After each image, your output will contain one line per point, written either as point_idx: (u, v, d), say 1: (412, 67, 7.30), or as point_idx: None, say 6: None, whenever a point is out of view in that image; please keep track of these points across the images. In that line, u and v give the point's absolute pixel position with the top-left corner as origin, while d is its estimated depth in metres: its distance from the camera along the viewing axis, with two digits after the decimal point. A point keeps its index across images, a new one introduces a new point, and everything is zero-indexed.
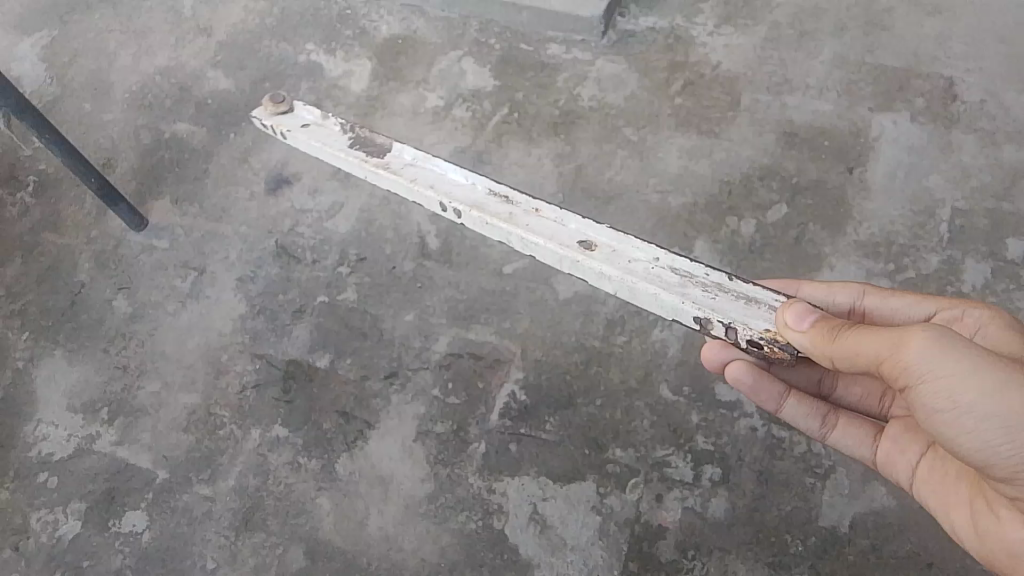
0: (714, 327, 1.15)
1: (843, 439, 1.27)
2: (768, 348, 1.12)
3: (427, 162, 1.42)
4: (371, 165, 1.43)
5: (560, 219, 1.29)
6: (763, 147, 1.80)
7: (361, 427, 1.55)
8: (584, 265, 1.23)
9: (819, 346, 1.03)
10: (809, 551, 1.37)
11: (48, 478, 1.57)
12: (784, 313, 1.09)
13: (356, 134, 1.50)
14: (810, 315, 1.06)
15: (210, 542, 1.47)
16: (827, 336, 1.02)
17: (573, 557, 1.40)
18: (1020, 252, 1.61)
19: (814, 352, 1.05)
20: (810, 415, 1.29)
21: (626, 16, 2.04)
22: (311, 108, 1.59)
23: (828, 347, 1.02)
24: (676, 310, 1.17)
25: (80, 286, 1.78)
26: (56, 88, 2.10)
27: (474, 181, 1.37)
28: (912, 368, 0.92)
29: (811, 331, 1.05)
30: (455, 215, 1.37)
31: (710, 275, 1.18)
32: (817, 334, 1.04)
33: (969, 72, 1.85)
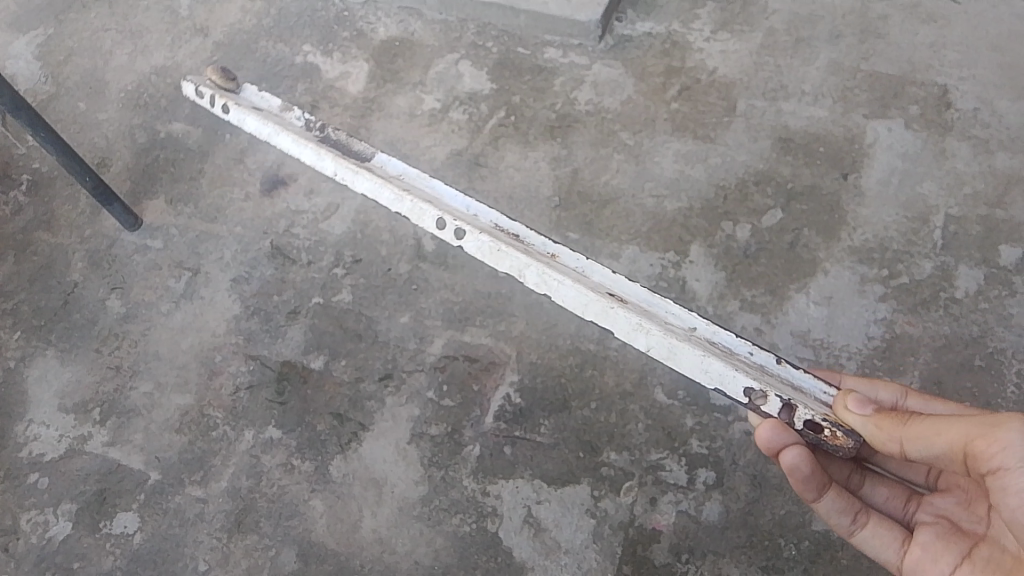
0: (767, 403, 1.17)
1: (871, 539, 1.17)
2: (829, 432, 1.15)
3: (424, 182, 1.54)
4: (345, 165, 1.58)
5: (582, 270, 1.35)
6: (759, 152, 1.80)
7: (355, 429, 1.55)
8: (618, 313, 1.25)
9: (887, 426, 1.03)
10: (803, 555, 1.38)
11: (39, 478, 1.55)
12: (841, 398, 1.12)
13: (333, 134, 1.68)
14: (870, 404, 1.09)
15: (202, 544, 1.47)
16: (897, 420, 1.02)
17: (567, 560, 1.40)
18: (1012, 258, 1.62)
19: (879, 435, 1.05)
20: (845, 510, 1.17)
21: (623, 21, 2.05)
22: (272, 97, 1.81)
23: (898, 429, 1.02)
24: (725, 377, 1.19)
25: (73, 285, 1.77)
26: (51, 87, 2.09)
27: (481, 214, 1.47)
28: (1008, 450, 0.89)
29: (874, 417, 1.06)
30: (460, 237, 1.42)
31: (755, 355, 1.26)
32: (882, 419, 1.05)
33: (962, 79, 1.86)
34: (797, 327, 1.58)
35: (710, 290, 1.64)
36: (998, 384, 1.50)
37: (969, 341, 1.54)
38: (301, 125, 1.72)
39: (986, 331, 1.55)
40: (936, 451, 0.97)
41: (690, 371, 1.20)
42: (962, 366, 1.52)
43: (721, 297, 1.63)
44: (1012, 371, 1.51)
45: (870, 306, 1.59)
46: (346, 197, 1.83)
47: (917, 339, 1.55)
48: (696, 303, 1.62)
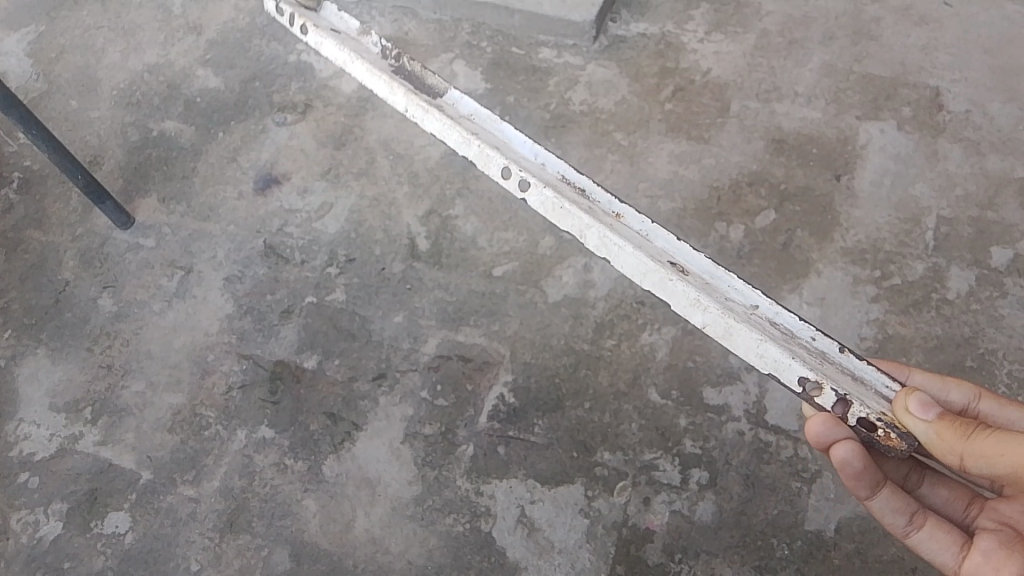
0: (821, 396, 1.00)
1: (929, 542, 1.06)
2: (881, 432, 0.99)
3: (493, 124, 1.29)
4: (415, 100, 1.35)
5: (646, 233, 1.14)
6: (752, 153, 1.81)
7: (348, 428, 1.54)
8: (674, 285, 1.06)
9: (949, 441, 0.93)
10: (795, 554, 1.38)
11: (29, 478, 1.55)
12: (903, 400, 0.97)
13: (400, 65, 1.42)
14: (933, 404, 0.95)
15: (194, 544, 1.46)
16: (960, 432, 0.93)
17: (560, 560, 1.40)
18: (1003, 260, 1.64)
19: (938, 447, 0.95)
20: (901, 508, 1.06)
21: (618, 21, 2.05)
22: (343, 18, 1.54)
23: (961, 444, 0.93)
24: (778, 364, 1.00)
25: (64, 284, 1.76)
26: (42, 84, 2.08)
27: (548, 162, 1.23)
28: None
29: (938, 423, 0.93)
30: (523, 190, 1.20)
31: (817, 339, 1.05)
32: (945, 430, 0.93)
33: (954, 81, 1.87)
34: None
35: None
36: (988, 384, 1.51)
37: (960, 342, 1.55)
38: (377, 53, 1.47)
39: (978, 331, 1.56)
40: (1000, 472, 0.90)
41: (745, 353, 1.03)
42: (954, 366, 1.53)
43: None
44: (1002, 371, 1.52)
45: (862, 307, 1.60)
46: (339, 196, 1.83)
47: (909, 339, 1.56)
48: None
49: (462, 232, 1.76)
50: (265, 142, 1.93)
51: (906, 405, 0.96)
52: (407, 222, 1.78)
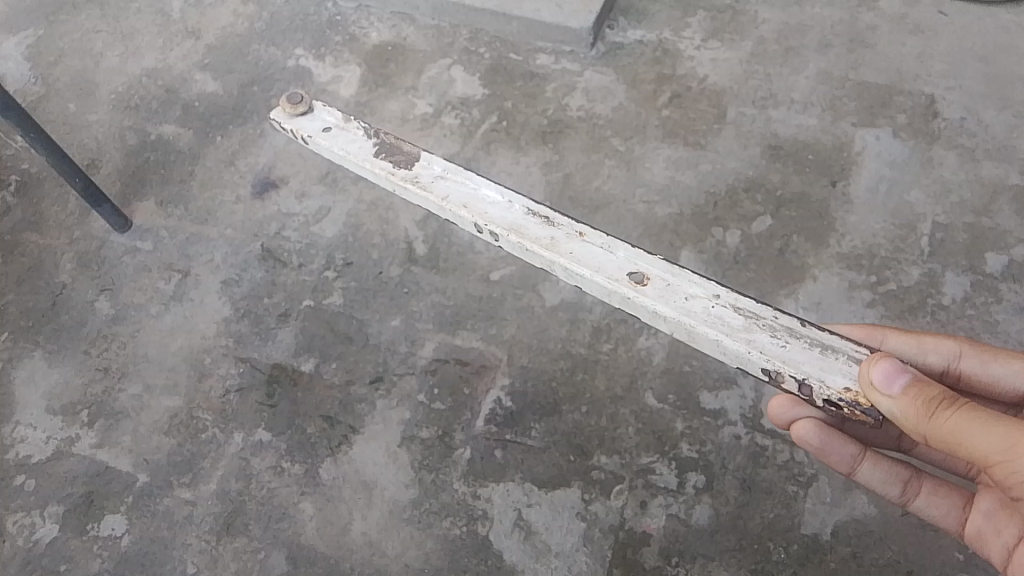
0: (785, 381, 1.00)
1: (927, 507, 1.18)
2: (847, 409, 0.96)
3: (459, 176, 1.27)
4: (398, 176, 1.31)
5: (608, 247, 1.13)
6: (749, 159, 1.82)
7: (345, 432, 1.54)
8: (635, 302, 1.07)
9: (912, 418, 0.90)
10: (792, 558, 1.38)
11: (25, 481, 1.54)
12: (869, 373, 0.93)
13: (381, 140, 1.37)
14: (900, 377, 0.91)
15: (191, 547, 1.46)
16: (926, 410, 0.89)
17: (557, 563, 1.40)
18: (998, 265, 1.65)
19: (902, 422, 0.91)
20: (890, 480, 1.20)
21: (615, 28, 2.07)
22: (331, 109, 1.46)
23: (923, 423, 0.89)
24: (741, 359, 1.02)
25: (61, 286, 1.76)
26: (41, 88, 2.08)
27: (512, 200, 1.21)
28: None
29: (902, 400, 0.90)
30: (491, 237, 1.21)
31: (779, 318, 1.03)
32: (910, 408, 0.89)
33: (949, 89, 1.89)
34: None
35: None
36: None
37: None
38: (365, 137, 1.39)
39: (973, 336, 1.57)
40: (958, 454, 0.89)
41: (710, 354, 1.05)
42: None
43: None
44: None
45: (858, 311, 1.60)
46: (338, 200, 1.83)
47: None
48: None
49: (460, 237, 1.76)
50: (263, 146, 1.93)
51: (870, 379, 0.93)
52: (405, 226, 1.78)
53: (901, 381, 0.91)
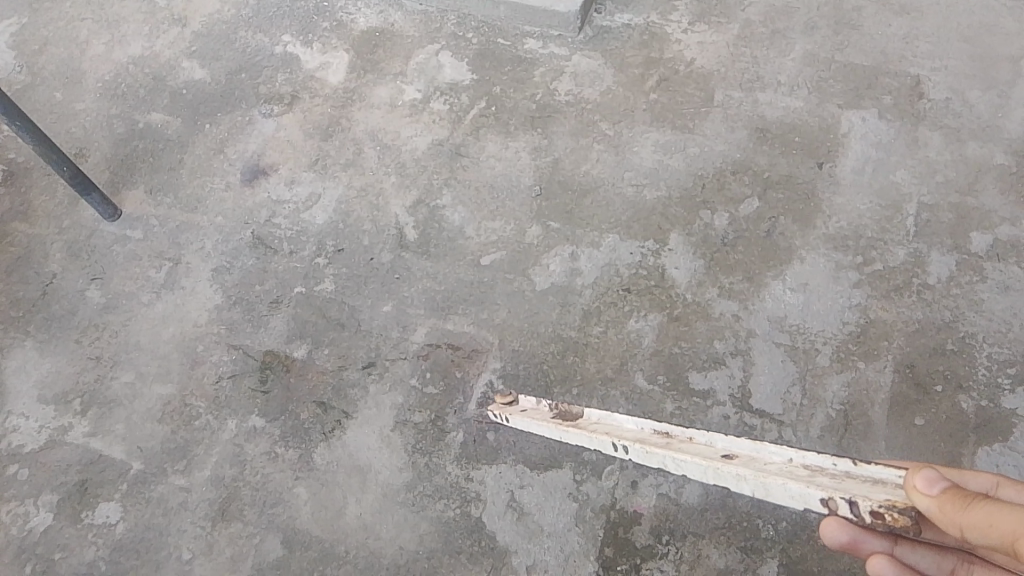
0: (840, 509, 0.98)
1: None
2: (888, 516, 0.95)
3: (607, 418, 1.42)
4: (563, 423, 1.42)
5: (708, 442, 1.24)
6: (736, 142, 1.83)
7: (339, 417, 1.56)
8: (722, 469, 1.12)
9: (948, 514, 0.88)
10: (780, 534, 1.41)
11: (19, 470, 1.55)
12: (910, 477, 0.93)
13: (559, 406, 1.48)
14: (941, 479, 0.90)
15: (186, 533, 1.47)
16: (960, 502, 0.88)
17: (549, 543, 1.42)
18: (982, 244, 1.67)
19: (940, 523, 0.90)
20: None
21: (603, 12, 2.07)
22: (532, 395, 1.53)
23: (958, 511, 0.87)
24: (801, 497, 1.02)
25: (51, 276, 1.75)
26: (26, 77, 2.07)
27: (643, 425, 1.35)
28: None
29: (940, 497, 0.89)
30: (623, 449, 1.29)
31: (838, 465, 1.11)
32: (946, 503, 0.88)
33: (934, 70, 1.90)
34: (773, 313, 1.61)
35: (689, 277, 1.66)
36: (969, 367, 1.54)
37: (941, 326, 1.58)
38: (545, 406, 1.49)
39: (957, 315, 1.59)
40: (993, 544, 0.84)
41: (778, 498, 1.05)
42: (934, 349, 1.56)
43: (699, 284, 1.65)
44: (982, 354, 1.55)
45: (844, 292, 1.63)
46: (327, 187, 1.83)
47: (890, 323, 1.59)
48: (676, 290, 1.65)
49: (449, 222, 1.77)
50: (252, 133, 1.93)
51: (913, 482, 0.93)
52: (395, 212, 1.79)
53: (940, 483, 0.90)
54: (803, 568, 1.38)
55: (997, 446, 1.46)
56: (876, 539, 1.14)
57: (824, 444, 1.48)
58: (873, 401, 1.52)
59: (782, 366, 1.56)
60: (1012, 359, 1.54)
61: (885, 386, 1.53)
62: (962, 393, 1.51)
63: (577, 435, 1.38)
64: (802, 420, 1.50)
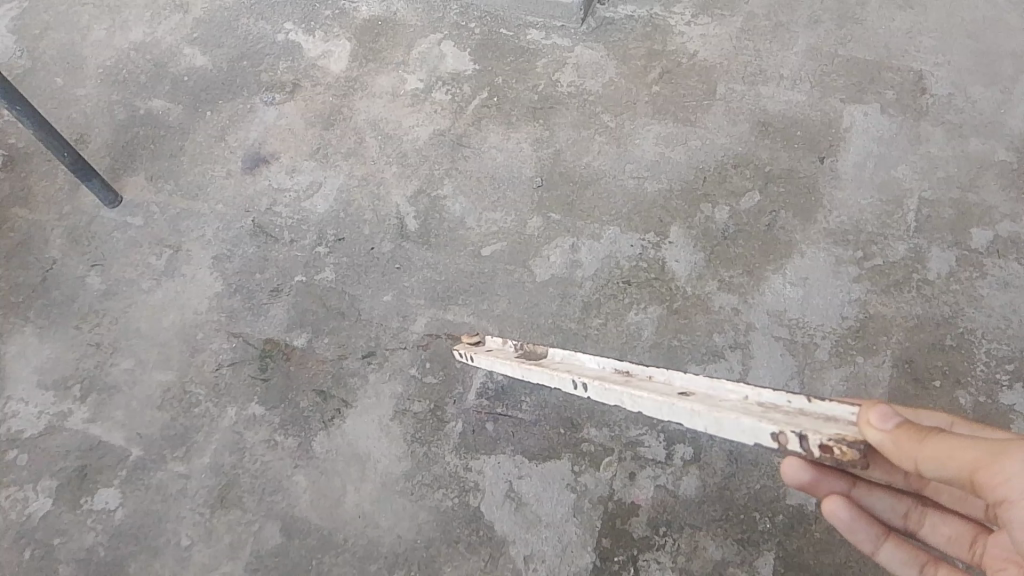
0: (789, 443, 1.00)
1: None
2: (836, 449, 0.97)
3: (570, 357, 1.42)
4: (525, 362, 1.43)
5: (668, 380, 1.24)
6: (738, 136, 1.83)
7: (338, 406, 1.56)
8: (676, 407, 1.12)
9: (907, 448, 0.92)
10: (777, 527, 1.42)
11: (18, 455, 1.55)
12: (865, 413, 0.96)
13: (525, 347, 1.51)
14: (894, 414, 0.94)
15: (185, 519, 1.47)
16: (915, 437, 0.92)
17: (547, 533, 1.43)
18: (983, 240, 1.67)
19: (895, 455, 0.94)
20: (910, 562, 1.14)
21: (606, 3, 2.06)
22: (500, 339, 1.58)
23: (913, 444, 0.92)
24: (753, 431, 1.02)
25: (51, 262, 1.75)
26: (27, 61, 2.06)
27: (604, 364, 1.35)
28: (1013, 482, 0.85)
29: (895, 431, 0.93)
30: (582, 387, 1.29)
31: (792, 402, 1.12)
32: (902, 436, 0.93)
33: (938, 65, 1.90)
34: (773, 307, 1.61)
35: (689, 270, 1.66)
36: (967, 362, 1.54)
37: (940, 321, 1.59)
38: (514, 349, 1.52)
39: (957, 311, 1.59)
40: (949, 476, 0.90)
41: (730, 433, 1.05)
42: (933, 345, 1.56)
43: (699, 277, 1.66)
44: (981, 350, 1.55)
45: (844, 287, 1.63)
46: (328, 175, 1.83)
47: (889, 319, 1.59)
48: (676, 282, 1.65)
49: (450, 213, 1.77)
50: (253, 121, 1.93)
51: (867, 417, 0.96)
52: (396, 202, 1.79)
53: (895, 418, 0.94)
54: (799, 561, 1.39)
55: None
56: (832, 479, 1.17)
57: None
58: (871, 396, 1.52)
59: (781, 360, 1.56)
60: (1011, 355, 1.55)
61: (884, 381, 1.53)
62: (961, 389, 1.52)
63: (538, 372, 1.39)
64: None
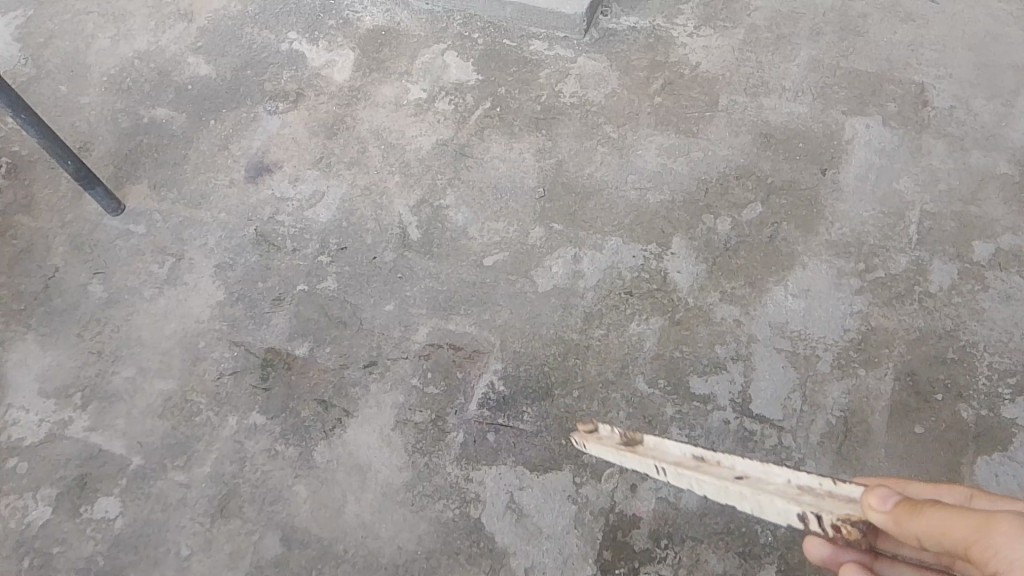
0: (812, 524, 0.96)
1: None
2: (844, 529, 0.96)
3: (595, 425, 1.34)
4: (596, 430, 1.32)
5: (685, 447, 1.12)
6: (740, 147, 1.84)
7: (339, 415, 1.56)
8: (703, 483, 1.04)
9: (903, 525, 0.89)
10: (778, 541, 1.41)
11: (18, 463, 1.54)
12: (866, 496, 0.93)
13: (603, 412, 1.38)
14: (893, 494, 0.91)
15: (185, 529, 1.47)
16: (911, 512, 0.89)
17: (548, 545, 1.42)
18: (985, 253, 1.67)
19: (895, 533, 0.91)
20: None
21: (609, 15, 2.07)
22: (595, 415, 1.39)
23: (909, 518, 0.89)
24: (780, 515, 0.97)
25: (53, 269, 1.75)
26: (31, 69, 2.07)
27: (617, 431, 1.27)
28: (1006, 555, 0.82)
29: (894, 511, 0.90)
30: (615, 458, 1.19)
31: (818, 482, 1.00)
32: (900, 514, 0.89)
33: (940, 78, 1.90)
34: (775, 319, 1.61)
35: (691, 282, 1.66)
36: (970, 375, 1.54)
37: (942, 334, 1.58)
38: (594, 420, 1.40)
39: (959, 323, 1.59)
40: (948, 549, 0.87)
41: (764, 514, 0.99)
42: (935, 358, 1.56)
43: (701, 288, 1.66)
44: (983, 364, 1.55)
45: (846, 299, 1.63)
46: (331, 185, 1.84)
47: (891, 331, 1.59)
48: (678, 293, 1.65)
49: (453, 222, 1.77)
50: (256, 130, 1.93)
51: (868, 499, 0.93)
52: (399, 212, 1.79)
53: (893, 497, 0.91)
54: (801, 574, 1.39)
55: (997, 456, 1.46)
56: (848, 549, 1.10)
57: (824, 451, 1.48)
58: (873, 408, 1.52)
59: (782, 372, 1.56)
60: (1014, 368, 1.54)
61: (886, 393, 1.53)
62: (963, 402, 1.52)
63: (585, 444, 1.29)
64: (802, 425, 1.51)
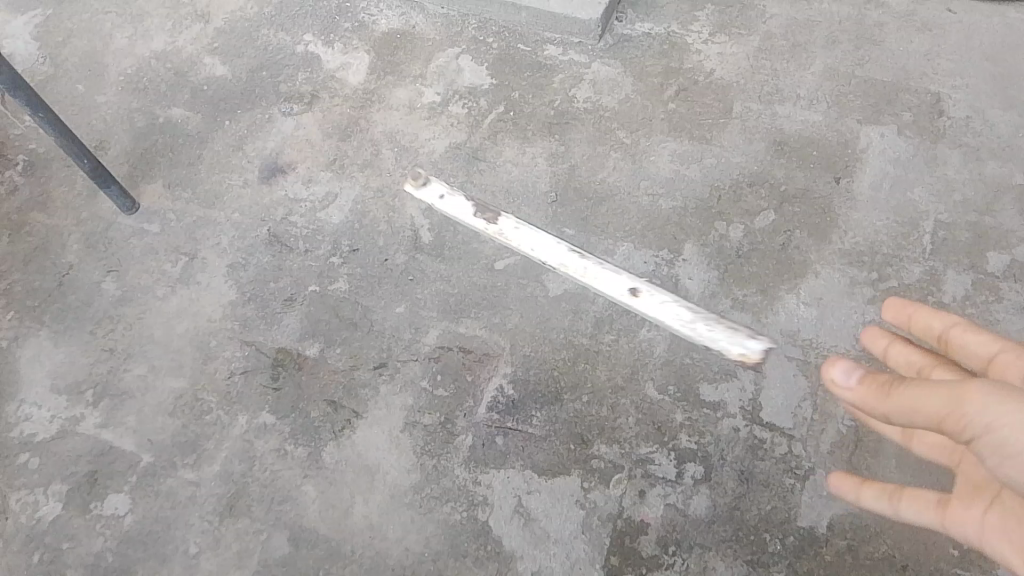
0: None
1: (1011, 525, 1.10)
2: None
3: None
4: None
5: None
6: (753, 154, 1.83)
7: (349, 417, 1.56)
8: None
9: (870, 400, 0.99)
10: (787, 549, 1.41)
11: (29, 458, 1.55)
12: (827, 373, 1.04)
13: None
14: (857, 368, 1.02)
15: (193, 527, 1.47)
16: (879, 390, 0.98)
17: (555, 550, 1.42)
18: (1000, 264, 1.66)
19: (866, 408, 1.01)
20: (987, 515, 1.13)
21: (624, 20, 2.07)
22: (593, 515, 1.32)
23: (880, 396, 0.97)
24: None
25: (67, 267, 1.77)
26: (50, 68, 2.09)
27: None
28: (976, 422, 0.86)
29: (862, 388, 1.00)
30: None
31: None
32: (869, 391, 0.99)
33: (956, 88, 1.90)
34: (786, 327, 1.61)
35: (702, 289, 1.66)
36: None
37: None
38: None
39: None
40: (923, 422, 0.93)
41: None
42: None
43: (713, 295, 1.65)
44: None
45: (859, 308, 1.62)
46: (344, 186, 1.84)
47: None
48: (689, 300, 1.65)
49: (465, 226, 1.77)
50: (270, 131, 1.94)
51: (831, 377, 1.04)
52: (411, 214, 1.79)
53: (858, 371, 1.01)
54: None
55: None
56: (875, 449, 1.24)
57: (834, 461, 1.48)
58: None
59: (793, 381, 1.55)
60: None
61: None
62: None
63: None
64: (812, 435, 1.50)
